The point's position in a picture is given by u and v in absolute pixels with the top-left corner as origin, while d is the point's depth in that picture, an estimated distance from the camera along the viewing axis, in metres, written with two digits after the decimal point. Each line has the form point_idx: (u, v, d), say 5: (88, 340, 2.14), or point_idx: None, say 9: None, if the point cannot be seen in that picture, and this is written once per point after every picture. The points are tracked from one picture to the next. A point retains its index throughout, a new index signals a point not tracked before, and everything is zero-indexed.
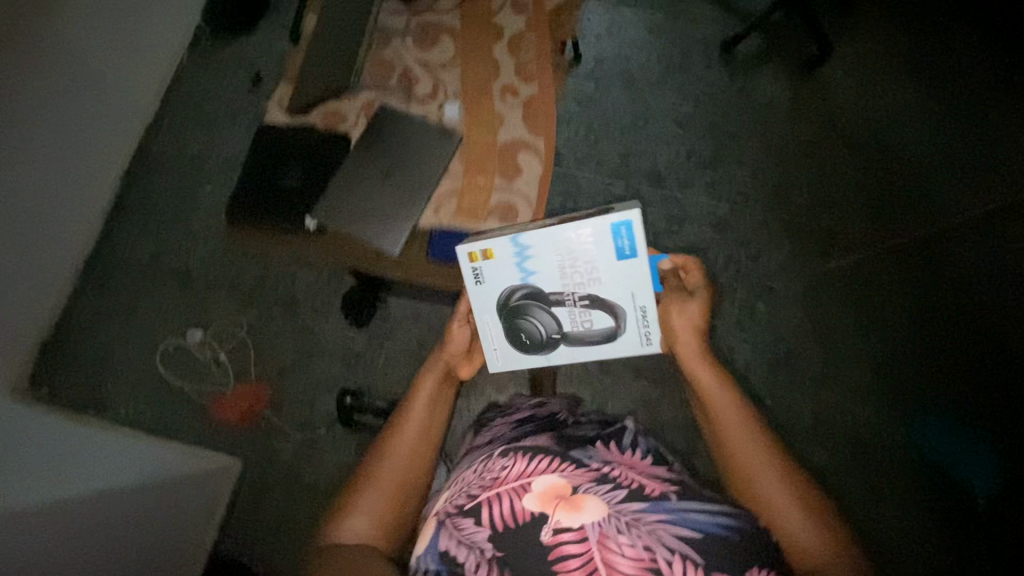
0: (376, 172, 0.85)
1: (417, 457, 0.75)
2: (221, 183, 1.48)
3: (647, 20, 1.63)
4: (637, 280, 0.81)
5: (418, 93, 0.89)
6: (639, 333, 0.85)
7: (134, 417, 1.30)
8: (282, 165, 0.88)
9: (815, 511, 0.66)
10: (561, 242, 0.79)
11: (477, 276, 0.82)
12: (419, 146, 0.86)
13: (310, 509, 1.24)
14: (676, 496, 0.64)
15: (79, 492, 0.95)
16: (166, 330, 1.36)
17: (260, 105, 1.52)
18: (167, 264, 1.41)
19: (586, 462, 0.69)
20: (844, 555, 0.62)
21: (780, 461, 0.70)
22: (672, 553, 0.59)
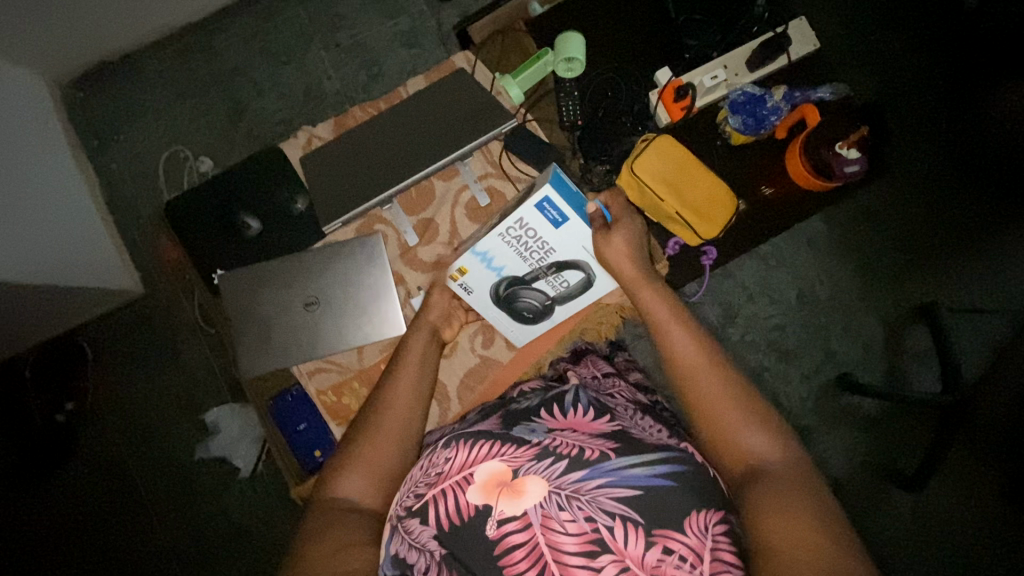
0: (298, 305, 0.93)
1: (408, 411, 0.76)
2: (335, 62, 1.38)
3: (809, 285, 1.32)
4: (582, 235, 0.87)
5: (414, 253, 0.97)
6: (604, 269, 0.92)
7: (111, 181, 1.36)
8: (247, 203, 0.98)
9: (763, 417, 0.66)
10: (506, 237, 0.87)
11: (466, 288, 0.93)
12: (358, 303, 0.93)
13: (157, 370, 1.33)
14: (617, 452, 0.61)
15: (22, 235, 1.07)
16: (187, 137, 1.37)
17: (424, 27, 1.37)
18: (239, 87, 1.38)
19: (525, 440, 0.63)
20: (786, 452, 0.63)
21: (721, 372, 0.70)
22: (613, 519, 0.55)
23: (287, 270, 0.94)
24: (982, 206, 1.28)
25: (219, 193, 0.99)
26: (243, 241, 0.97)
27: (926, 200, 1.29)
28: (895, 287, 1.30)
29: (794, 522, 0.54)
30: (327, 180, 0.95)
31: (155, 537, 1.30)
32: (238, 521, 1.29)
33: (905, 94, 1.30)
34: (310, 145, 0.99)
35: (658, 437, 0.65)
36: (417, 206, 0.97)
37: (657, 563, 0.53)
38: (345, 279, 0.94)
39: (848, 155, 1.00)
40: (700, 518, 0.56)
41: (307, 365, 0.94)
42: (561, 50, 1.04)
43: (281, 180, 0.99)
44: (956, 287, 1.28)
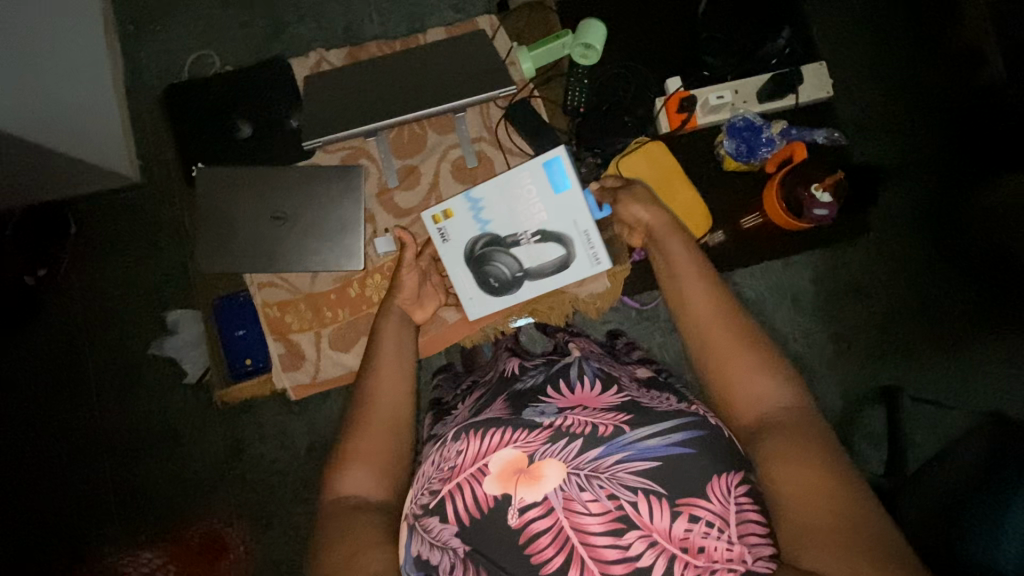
0: (268, 220, 0.94)
1: (397, 390, 0.79)
2: (377, 8, 1.39)
3: (782, 338, 1.31)
4: (576, 207, 0.92)
5: (388, 193, 1.00)
6: (587, 254, 0.94)
7: (136, 66, 1.37)
8: (243, 107, 0.99)
9: (771, 366, 0.70)
10: (505, 188, 0.93)
11: (445, 233, 0.94)
12: (324, 227, 0.94)
13: (134, 258, 1.34)
14: (630, 425, 0.62)
15: (38, 93, 1.08)
16: (218, 43, 1.38)
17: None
18: (280, 7, 1.39)
19: (537, 424, 0.64)
20: (794, 398, 0.68)
21: (733, 322, 0.75)
22: (635, 493, 0.57)
23: (258, 178, 0.95)
24: (966, 302, 1.28)
25: (222, 91, 1.00)
26: (232, 144, 0.98)
27: (913, 284, 1.29)
28: (863, 361, 1.30)
29: (804, 468, 0.59)
30: (326, 104, 0.94)
31: (93, 421, 1.31)
32: (171, 422, 1.30)
33: (918, 176, 1.30)
34: (319, 67, 1.03)
35: (666, 404, 0.66)
36: (405, 150, 1.01)
37: (685, 534, 0.55)
38: (320, 203, 0.94)
39: (821, 197, 1.01)
40: (722, 484, 0.58)
41: (258, 276, 0.98)
42: (580, 34, 1.02)
43: (283, 95, 1.00)
44: (928, 376, 1.28)
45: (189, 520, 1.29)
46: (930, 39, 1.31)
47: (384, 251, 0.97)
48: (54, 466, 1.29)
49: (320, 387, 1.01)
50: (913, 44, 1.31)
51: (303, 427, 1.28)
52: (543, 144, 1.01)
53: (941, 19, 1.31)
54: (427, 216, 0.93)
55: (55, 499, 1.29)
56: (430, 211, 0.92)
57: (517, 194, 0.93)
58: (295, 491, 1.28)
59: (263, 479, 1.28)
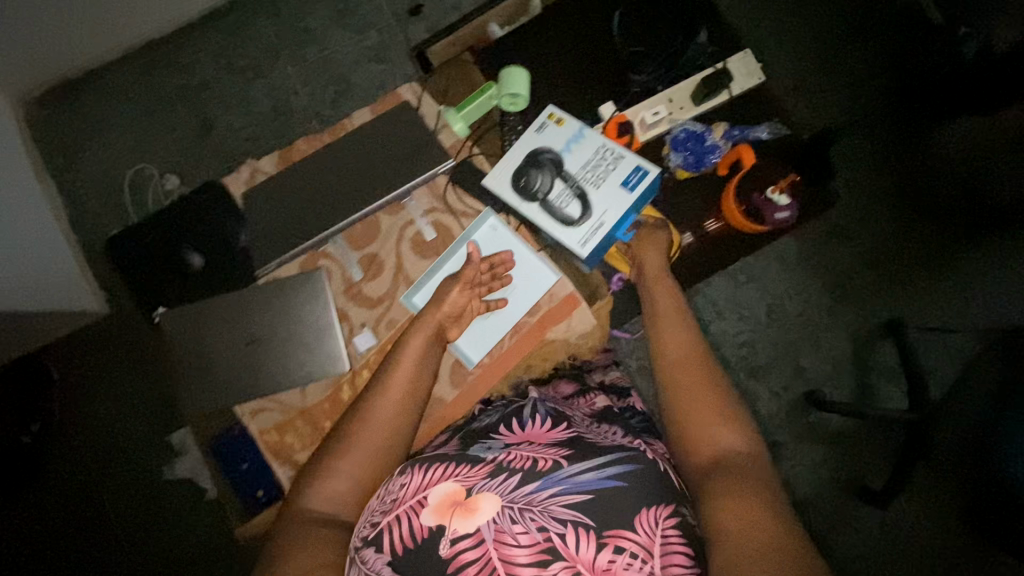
0: (245, 346, 0.92)
1: (398, 413, 0.75)
2: (302, 77, 1.37)
3: (776, 302, 1.32)
4: (614, 207, 0.93)
5: (356, 288, 0.95)
6: (585, 236, 0.93)
7: (75, 196, 1.34)
8: (187, 237, 0.98)
9: (735, 411, 0.71)
10: (607, 150, 0.95)
11: (543, 127, 0.98)
12: (295, 339, 0.92)
13: (125, 389, 1.32)
14: (568, 458, 0.66)
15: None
16: (153, 152, 1.35)
17: (392, 44, 1.37)
18: (207, 101, 1.36)
19: (480, 459, 0.68)
20: (753, 440, 0.68)
21: (706, 368, 0.77)
22: (564, 525, 0.59)
23: (224, 308, 0.93)
24: (943, 223, 1.28)
25: (167, 225, 0.99)
26: (188, 276, 0.97)
27: (888, 219, 1.30)
28: (860, 305, 1.30)
29: (740, 500, 0.58)
30: (275, 215, 0.95)
31: (124, 558, 1.29)
32: (205, 541, 1.28)
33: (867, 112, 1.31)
34: (252, 180, 0.98)
35: (611, 439, 0.71)
36: (362, 240, 0.96)
37: (608, 565, 0.57)
38: (294, 312, 0.93)
39: (778, 200, 1.03)
40: (651, 516, 0.60)
41: (249, 405, 0.91)
42: (505, 85, 1.00)
43: (222, 215, 0.98)
44: (926, 300, 1.28)
45: None
46: None
47: (366, 348, 0.93)
48: None
49: None
50: None
51: None
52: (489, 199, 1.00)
53: None
54: (551, 108, 0.98)
55: None
56: (553, 108, 0.98)
57: (609, 160, 0.95)
58: None
59: None
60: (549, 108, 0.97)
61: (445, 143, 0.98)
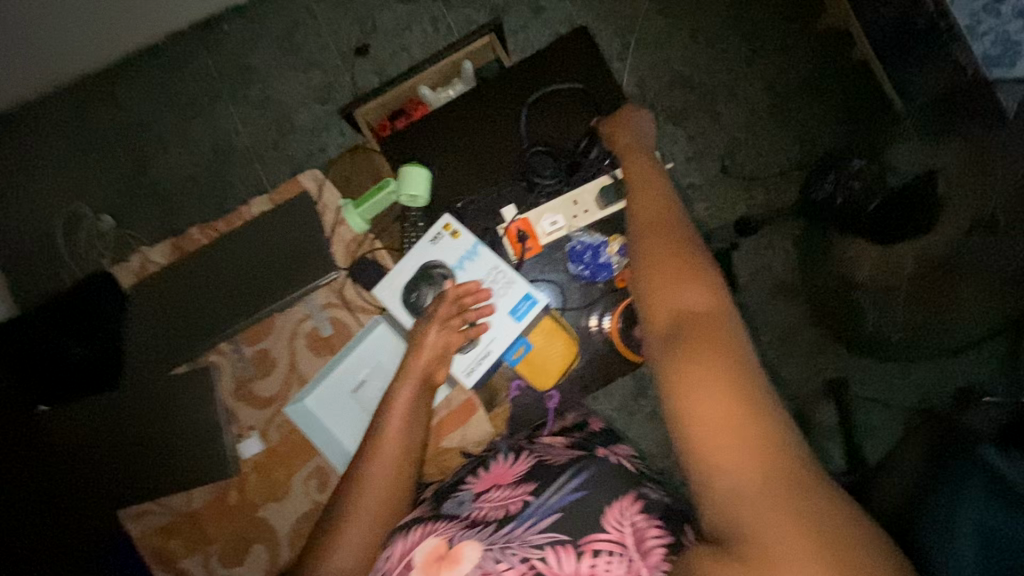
0: (135, 443, 0.92)
1: (393, 474, 0.75)
2: (243, 116, 1.33)
3: None
4: (501, 337, 0.86)
5: (247, 387, 0.95)
6: (468, 366, 0.86)
7: (5, 237, 1.31)
8: (74, 330, 0.93)
9: (699, 269, 0.62)
10: (500, 272, 0.87)
11: (437, 238, 0.88)
12: (181, 436, 0.92)
13: None
14: (534, 494, 0.69)
15: None
16: (87, 192, 1.32)
17: (336, 84, 1.33)
18: (145, 141, 1.33)
19: (455, 517, 0.70)
20: (719, 296, 0.59)
21: (682, 240, 0.66)
22: (543, 549, 0.63)
23: (112, 402, 0.94)
24: None
25: (64, 311, 0.94)
26: (71, 372, 0.93)
27: None
28: (807, 357, 1.29)
29: (702, 384, 0.53)
30: (174, 303, 0.96)
31: None
32: None
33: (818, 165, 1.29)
34: (143, 272, 1.00)
35: (568, 457, 0.75)
36: (256, 336, 0.96)
37: (591, 569, 0.60)
38: (185, 410, 0.92)
39: None
40: (616, 511, 0.65)
41: (131, 509, 0.93)
42: (401, 184, 0.90)
43: (106, 312, 0.94)
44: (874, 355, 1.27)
45: None
46: (797, 30, 1.29)
47: (252, 452, 0.93)
48: None
49: None
50: (779, 41, 1.30)
51: None
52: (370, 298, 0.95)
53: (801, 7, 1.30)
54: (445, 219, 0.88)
55: None
56: (447, 220, 0.88)
57: (501, 282, 0.87)
58: None
59: None
60: (444, 219, 0.87)
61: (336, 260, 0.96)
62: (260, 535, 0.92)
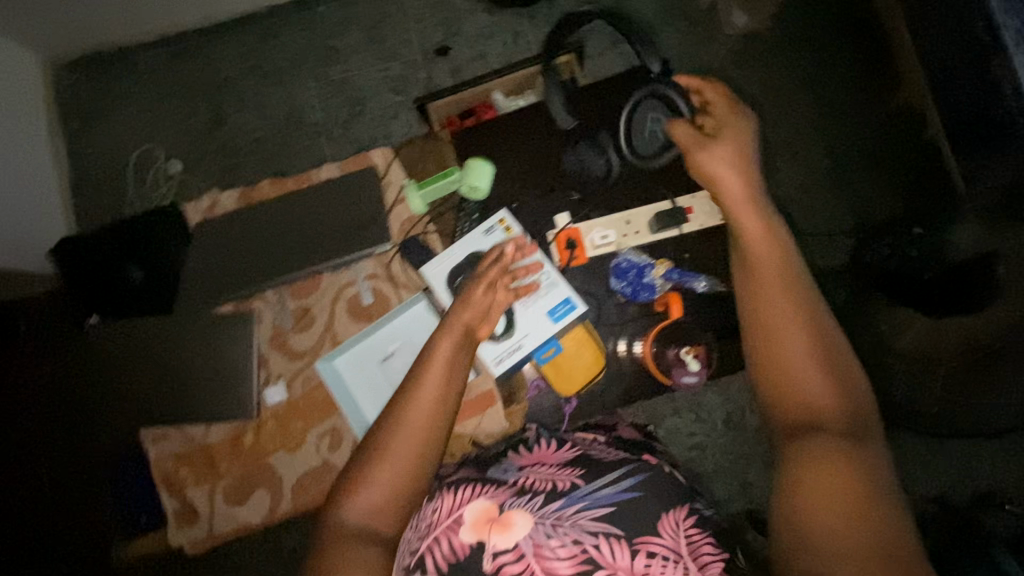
0: (167, 372, 1.04)
1: (430, 419, 0.71)
2: (320, 92, 1.40)
3: (737, 410, 1.27)
4: (536, 331, 0.96)
5: (280, 339, 1.05)
6: (501, 351, 0.96)
7: (79, 162, 1.39)
8: (136, 254, 1.06)
9: (825, 353, 0.63)
10: (543, 271, 0.97)
11: (491, 231, 0.98)
12: (210, 374, 1.04)
13: None
14: (583, 478, 0.76)
15: None
16: (163, 136, 1.40)
17: (412, 78, 1.39)
18: (225, 99, 1.41)
19: (503, 481, 0.77)
20: (847, 390, 0.61)
21: (809, 310, 0.65)
22: (596, 537, 0.68)
23: (156, 323, 1.05)
24: None
25: (129, 237, 1.08)
26: (126, 287, 1.06)
27: None
28: None
29: (826, 465, 0.56)
30: (224, 254, 1.06)
31: None
32: None
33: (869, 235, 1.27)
34: (212, 210, 1.09)
35: (613, 457, 0.82)
36: (302, 291, 1.05)
37: (645, 568, 0.66)
38: (215, 346, 1.04)
39: (690, 363, 0.96)
40: (672, 520, 0.71)
41: (153, 431, 1.05)
42: (465, 174, 1.01)
43: (174, 239, 1.08)
44: None
45: None
46: (864, 103, 1.30)
47: (274, 401, 1.03)
48: None
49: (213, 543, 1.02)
50: (844, 111, 1.31)
51: None
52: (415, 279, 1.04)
53: (873, 81, 1.31)
54: (502, 214, 0.98)
55: None
56: (504, 216, 0.98)
57: (544, 281, 0.97)
58: None
59: None
60: (502, 213, 0.97)
61: (388, 231, 1.04)
62: (261, 478, 1.01)
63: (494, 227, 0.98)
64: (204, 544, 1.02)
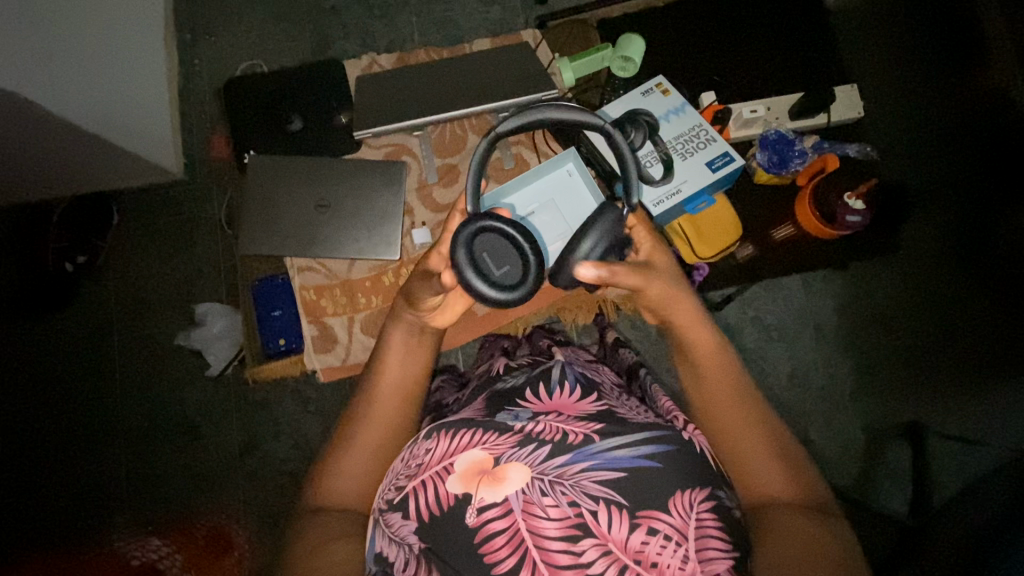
0: (314, 206, 1.06)
1: (396, 405, 0.74)
2: (422, 27, 1.47)
3: (803, 367, 1.25)
4: (694, 179, 1.03)
5: (426, 184, 1.08)
6: (659, 195, 1.03)
7: (188, 68, 1.46)
8: (294, 104, 1.13)
9: (771, 444, 0.66)
10: (699, 128, 1.06)
11: (649, 92, 1.08)
12: (354, 208, 1.06)
13: (168, 248, 1.39)
14: (600, 434, 0.62)
15: (105, 92, 1.17)
16: (270, 53, 1.46)
17: (511, 21, 1.45)
18: (331, 25, 1.47)
19: (509, 426, 0.64)
20: (793, 475, 0.64)
21: (750, 404, 0.70)
22: (597, 503, 0.57)
23: (302, 163, 1.07)
24: (995, 339, 1.23)
25: (283, 90, 1.14)
26: (281, 134, 1.11)
27: (939, 318, 1.25)
28: (888, 393, 1.24)
29: (795, 537, 0.58)
30: (369, 109, 1.05)
31: (112, 413, 1.33)
32: (188, 409, 1.33)
33: (945, 209, 1.28)
34: (369, 69, 1.12)
35: (644, 418, 0.68)
36: (446, 148, 1.09)
37: (641, 546, 0.55)
38: (367, 190, 1.06)
39: (851, 205, 1.06)
40: (686, 499, 0.58)
41: (298, 260, 1.06)
42: (621, 48, 1.11)
43: (326, 95, 1.13)
44: (948, 415, 1.22)
45: (197, 515, 1.29)
46: (962, 80, 1.32)
47: (421, 243, 1.06)
48: (70, 459, 1.31)
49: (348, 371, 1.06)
50: (941, 85, 1.32)
51: (318, 429, 1.30)
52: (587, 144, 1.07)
53: None
54: (662, 76, 1.08)
55: (62, 495, 1.29)
56: (661, 78, 1.09)
57: (701, 137, 1.05)
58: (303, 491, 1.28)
59: (265, 473, 1.30)
60: (662, 74, 1.07)
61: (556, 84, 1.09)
62: None
63: (652, 88, 1.08)
64: (334, 371, 1.06)
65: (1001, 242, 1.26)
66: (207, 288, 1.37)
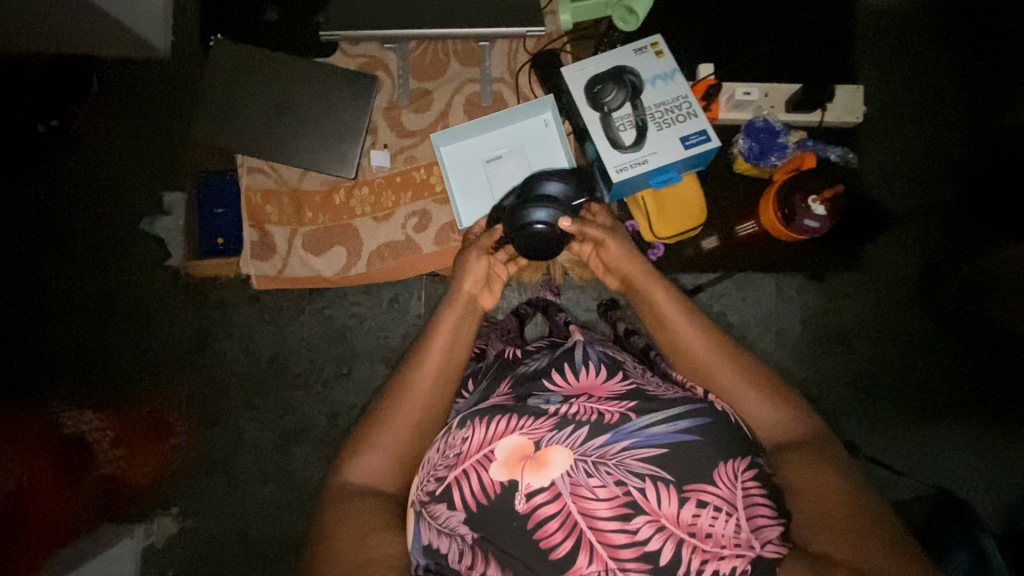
0: (274, 107, 1.05)
1: (428, 385, 0.67)
2: None
3: None
4: (664, 152, 0.99)
5: (395, 104, 1.07)
6: (625, 161, 0.99)
7: None
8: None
9: (756, 381, 0.63)
10: (683, 100, 1.00)
11: (643, 50, 1.02)
12: (318, 115, 1.05)
13: (136, 128, 1.34)
14: (636, 412, 0.60)
15: None
16: None
17: None
18: None
19: (543, 410, 0.61)
20: (787, 405, 0.62)
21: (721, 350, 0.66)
22: (643, 480, 0.55)
23: (271, 59, 1.05)
24: (948, 378, 1.24)
25: None
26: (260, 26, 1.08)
27: (901, 348, 1.24)
28: (835, 411, 1.24)
29: (819, 475, 0.55)
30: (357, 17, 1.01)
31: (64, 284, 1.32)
32: (137, 294, 1.32)
33: (933, 242, 1.25)
34: None
35: (673, 393, 0.64)
36: (424, 72, 1.07)
37: (692, 519, 0.54)
38: (331, 97, 1.05)
39: (815, 209, 1.05)
40: (729, 470, 0.56)
41: (250, 162, 1.06)
42: None
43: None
44: (887, 442, 1.23)
45: (133, 400, 1.29)
46: (973, 112, 1.27)
47: (377, 165, 1.06)
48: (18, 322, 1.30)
49: (280, 281, 1.09)
50: (957, 114, 1.27)
51: (267, 338, 1.31)
52: (563, 95, 1.05)
53: (993, 94, 1.27)
54: (659, 36, 1.02)
55: None
56: (659, 38, 1.02)
57: (682, 109, 1.00)
58: (246, 396, 1.30)
59: (208, 370, 1.30)
60: (660, 34, 1.01)
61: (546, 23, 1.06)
62: (349, 234, 1.06)
63: (646, 47, 1.02)
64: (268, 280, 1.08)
65: (979, 285, 1.24)
66: (171, 177, 1.34)
